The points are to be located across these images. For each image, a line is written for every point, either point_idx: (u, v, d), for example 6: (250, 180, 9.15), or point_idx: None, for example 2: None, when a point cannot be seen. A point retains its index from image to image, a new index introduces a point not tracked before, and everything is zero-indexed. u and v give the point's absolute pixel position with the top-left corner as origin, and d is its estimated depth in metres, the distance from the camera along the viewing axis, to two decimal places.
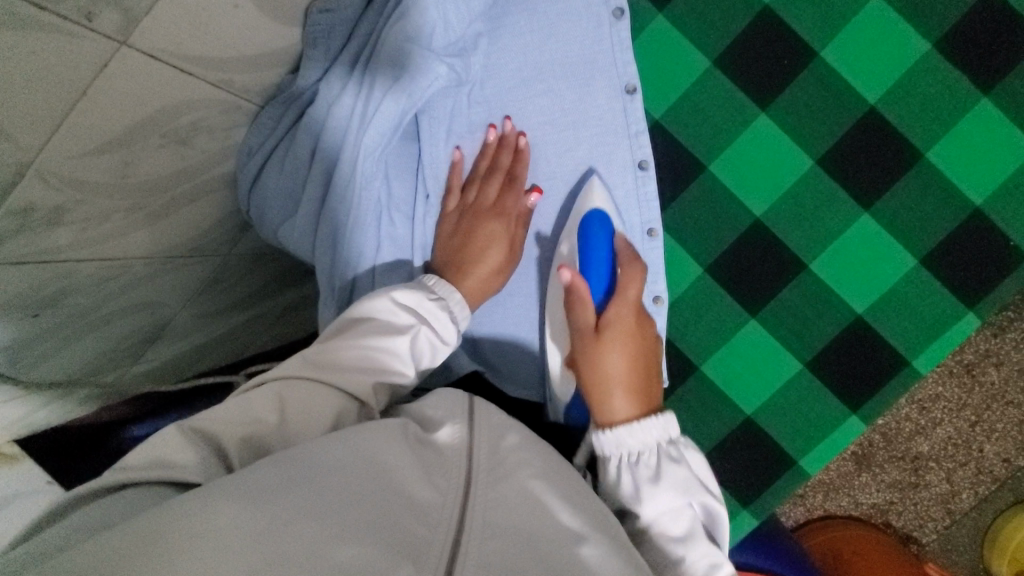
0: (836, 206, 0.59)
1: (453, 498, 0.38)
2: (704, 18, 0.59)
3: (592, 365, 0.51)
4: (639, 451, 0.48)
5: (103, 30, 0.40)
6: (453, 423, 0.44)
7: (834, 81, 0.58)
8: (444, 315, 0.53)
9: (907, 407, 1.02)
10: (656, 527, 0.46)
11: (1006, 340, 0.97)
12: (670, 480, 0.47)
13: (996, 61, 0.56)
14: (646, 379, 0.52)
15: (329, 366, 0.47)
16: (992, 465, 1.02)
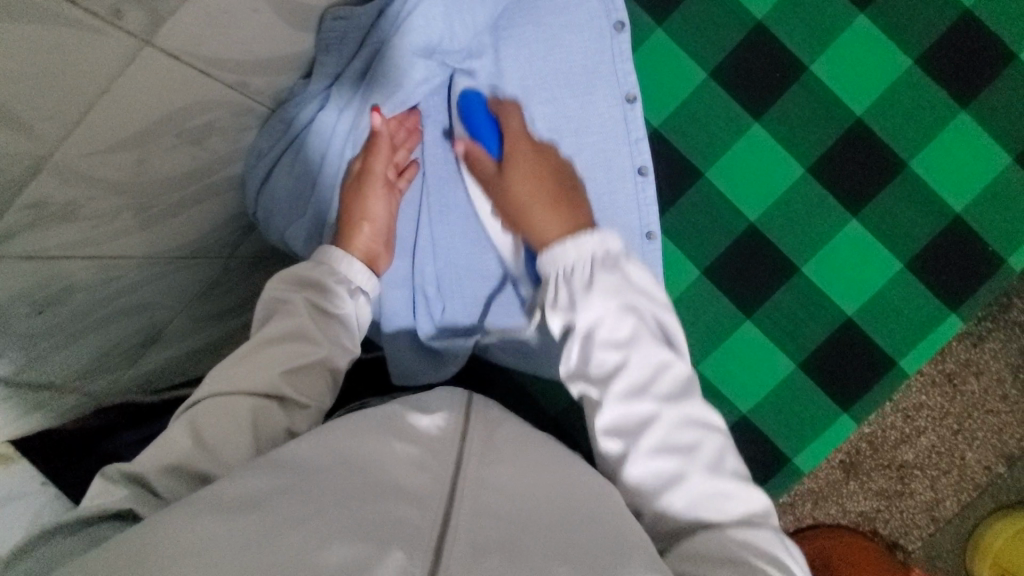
0: (827, 212, 0.62)
1: (443, 481, 0.40)
2: (700, 32, 0.62)
3: (506, 190, 0.56)
4: (573, 267, 0.52)
5: (130, 29, 0.41)
6: (444, 414, 0.47)
7: (823, 93, 0.61)
8: (335, 287, 0.59)
9: (893, 415, 1.04)
10: (614, 367, 0.49)
11: (985, 348, 1.01)
12: (603, 286, 0.50)
13: (974, 78, 0.60)
14: (555, 190, 0.56)
15: (240, 374, 0.52)
16: (973, 473, 1.05)
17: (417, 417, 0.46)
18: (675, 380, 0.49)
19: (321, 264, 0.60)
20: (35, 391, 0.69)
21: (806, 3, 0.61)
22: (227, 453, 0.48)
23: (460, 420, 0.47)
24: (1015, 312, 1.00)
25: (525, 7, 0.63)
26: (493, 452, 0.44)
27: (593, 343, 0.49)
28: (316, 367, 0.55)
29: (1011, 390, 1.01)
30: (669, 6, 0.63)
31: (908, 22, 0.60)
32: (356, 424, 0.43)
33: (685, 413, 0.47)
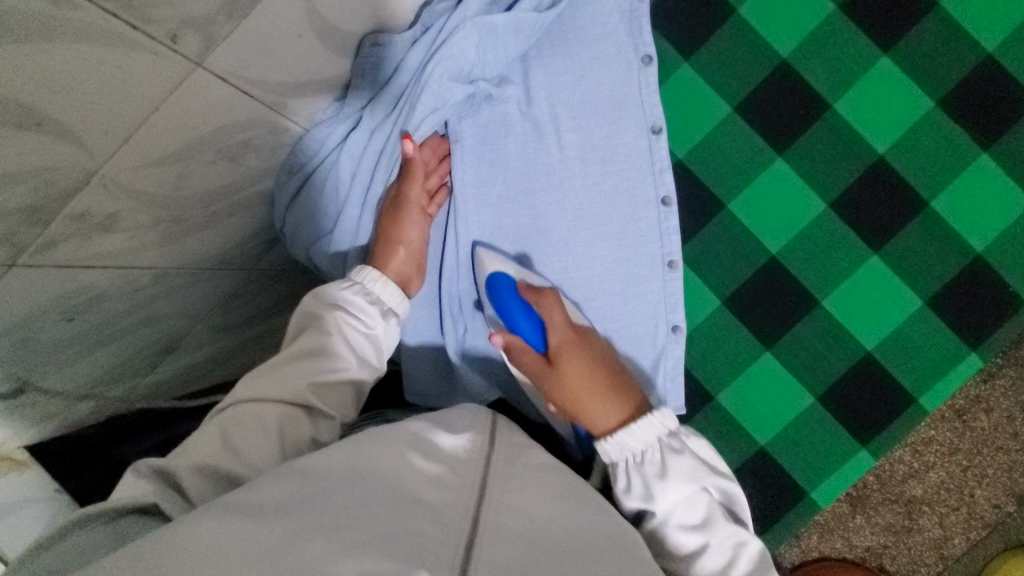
0: (848, 247, 0.63)
1: (466, 503, 0.40)
2: (726, 68, 0.64)
3: (559, 386, 0.55)
4: (641, 452, 0.52)
5: (185, 52, 0.43)
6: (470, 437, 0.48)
7: (845, 131, 0.62)
8: (363, 303, 0.59)
9: (902, 451, 1.04)
10: (695, 549, 0.50)
11: (995, 385, 1.01)
12: (677, 472, 0.50)
13: (994, 121, 0.61)
14: (606, 384, 0.55)
15: (271, 383, 0.53)
16: (982, 511, 1.04)
17: (438, 435, 0.47)
18: (750, 556, 0.49)
19: (354, 282, 0.60)
20: (56, 396, 0.70)
21: (830, 44, 0.62)
22: (255, 454, 0.50)
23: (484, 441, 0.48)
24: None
25: (555, 36, 0.64)
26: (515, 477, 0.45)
27: (640, 475, 0.51)
28: (341, 384, 0.56)
29: (1022, 429, 1.01)
30: (696, 41, 0.64)
31: (930, 65, 0.62)
32: (379, 437, 0.45)
33: (730, 530, 0.50)
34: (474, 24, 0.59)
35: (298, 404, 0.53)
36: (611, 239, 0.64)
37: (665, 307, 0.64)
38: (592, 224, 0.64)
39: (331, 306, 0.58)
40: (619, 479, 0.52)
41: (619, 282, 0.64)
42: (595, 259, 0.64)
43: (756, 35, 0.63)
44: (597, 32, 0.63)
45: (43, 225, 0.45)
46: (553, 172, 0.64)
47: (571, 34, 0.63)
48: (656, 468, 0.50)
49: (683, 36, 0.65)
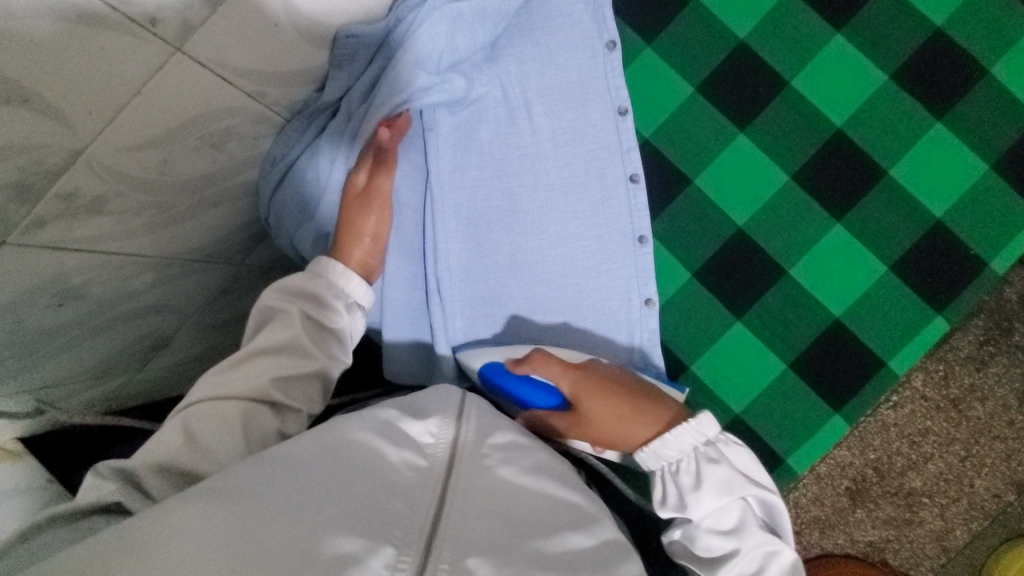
0: (810, 217, 0.65)
1: (434, 486, 0.45)
2: (688, 51, 0.67)
3: (593, 427, 0.58)
4: (677, 461, 0.56)
5: (164, 36, 0.46)
6: (444, 421, 0.51)
7: (804, 106, 0.65)
8: (331, 298, 0.60)
9: (900, 443, 1.03)
10: (725, 551, 0.52)
11: (989, 373, 1.01)
12: (711, 481, 0.53)
13: (946, 92, 0.64)
14: (627, 399, 0.59)
15: (231, 379, 0.54)
16: (982, 501, 1.04)
17: (409, 424, 0.50)
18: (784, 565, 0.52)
19: (319, 276, 0.61)
20: (49, 387, 0.72)
21: (785, 24, 0.65)
22: (225, 448, 0.51)
23: (454, 424, 0.51)
24: (1014, 336, 1.01)
25: (525, 27, 0.67)
26: (485, 458, 0.49)
27: (699, 528, 0.54)
28: (306, 377, 0.58)
29: (1017, 416, 1.01)
30: (658, 27, 0.68)
31: (882, 41, 0.64)
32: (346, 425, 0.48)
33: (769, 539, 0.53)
34: (443, 12, 0.62)
35: (263, 397, 0.54)
36: (584, 218, 0.67)
37: (638, 282, 0.67)
38: (565, 203, 0.67)
39: (294, 300, 0.59)
40: (657, 488, 0.56)
41: (593, 259, 0.67)
42: (568, 237, 0.67)
43: (714, 18, 0.66)
44: (564, 22, 0.67)
45: (32, 203, 0.48)
46: (526, 155, 0.67)
47: (540, 24, 0.67)
48: (691, 480, 0.54)
49: (645, 22, 0.68)
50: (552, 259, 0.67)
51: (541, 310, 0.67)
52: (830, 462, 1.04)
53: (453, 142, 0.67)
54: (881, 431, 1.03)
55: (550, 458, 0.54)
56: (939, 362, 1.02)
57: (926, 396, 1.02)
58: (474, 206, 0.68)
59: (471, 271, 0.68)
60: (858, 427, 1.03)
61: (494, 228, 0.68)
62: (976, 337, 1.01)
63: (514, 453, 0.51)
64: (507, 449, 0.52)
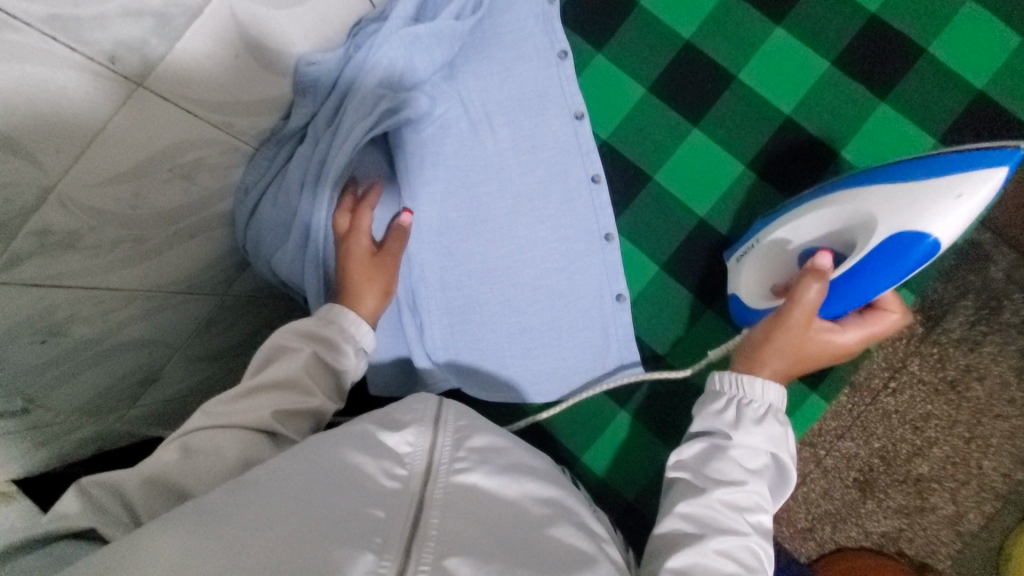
0: (768, 202, 0.67)
1: (414, 491, 0.46)
2: (636, 54, 0.69)
3: (776, 342, 0.59)
4: (752, 399, 0.58)
5: (125, 72, 0.48)
6: (418, 426, 0.51)
7: (752, 97, 0.67)
8: (342, 344, 0.63)
9: (903, 428, 1.04)
10: (734, 481, 0.55)
11: (984, 352, 1.01)
12: (770, 429, 0.57)
13: (888, 73, 0.66)
14: (793, 368, 0.60)
15: (235, 411, 0.56)
16: (993, 482, 1.02)
17: (386, 434, 0.50)
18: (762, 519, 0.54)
19: (330, 322, 0.64)
20: (39, 426, 0.72)
21: (726, 22, 0.68)
22: (214, 470, 0.52)
23: (430, 431, 0.51)
24: (1006, 314, 1.01)
25: (480, 43, 0.69)
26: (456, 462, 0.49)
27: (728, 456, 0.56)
28: (306, 413, 0.58)
29: (1018, 394, 1.01)
30: (606, 34, 0.70)
31: (820, 30, 0.67)
32: (323, 439, 0.48)
33: (767, 498, 0.55)
34: (398, 35, 0.65)
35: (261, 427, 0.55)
36: (550, 220, 0.68)
37: (607, 279, 0.68)
38: (531, 208, 0.69)
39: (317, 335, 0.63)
40: (718, 403, 0.60)
41: (562, 260, 0.68)
42: (536, 240, 0.68)
43: (658, 22, 0.69)
44: (517, 37, 0.69)
45: (8, 241, 0.49)
46: (490, 165, 0.69)
47: (494, 40, 0.69)
48: (757, 413, 0.57)
49: (593, 30, 0.71)
50: (522, 262, 0.68)
51: (515, 312, 0.69)
52: (835, 454, 1.04)
53: (418, 159, 0.68)
54: (883, 419, 1.03)
55: (527, 456, 0.55)
56: (933, 345, 1.02)
57: (923, 379, 1.03)
58: (444, 218, 0.69)
59: (444, 281, 0.70)
60: (860, 417, 1.04)
61: (464, 237, 0.69)
62: (967, 318, 1.01)
63: (491, 454, 0.52)
64: (484, 451, 0.52)
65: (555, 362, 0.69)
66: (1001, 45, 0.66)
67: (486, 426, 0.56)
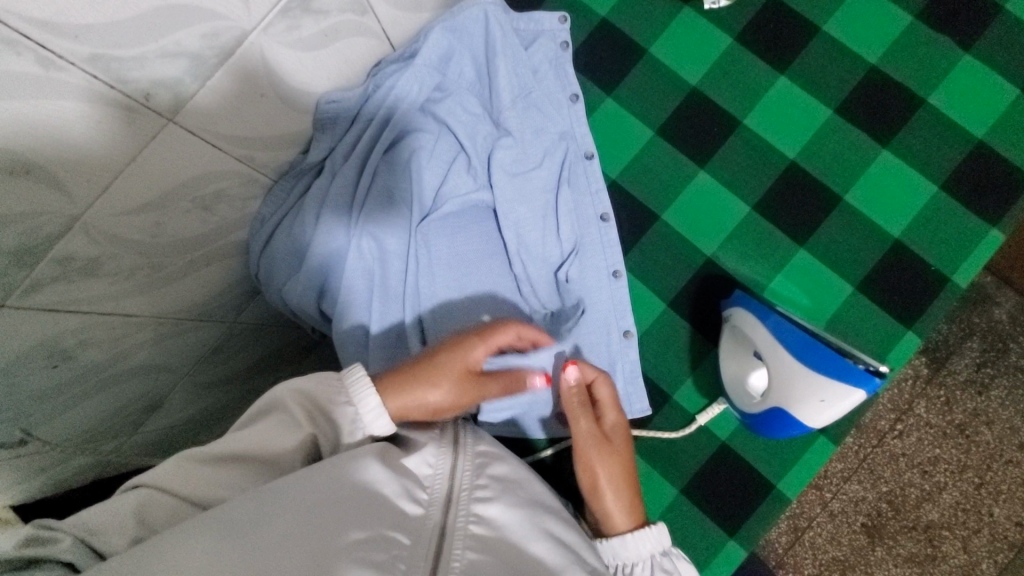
0: (774, 244, 0.68)
1: (435, 519, 0.45)
2: (645, 99, 0.72)
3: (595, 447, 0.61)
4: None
5: (157, 109, 0.51)
6: (441, 451, 0.51)
7: (758, 143, 0.70)
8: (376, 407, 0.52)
9: (911, 473, 1.02)
10: None
11: (991, 397, 1.01)
12: None
13: (889, 121, 0.69)
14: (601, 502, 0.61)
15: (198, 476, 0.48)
16: (1005, 531, 1.00)
17: (407, 458, 0.50)
18: None
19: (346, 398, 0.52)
20: (41, 451, 0.72)
21: (732, 71, 0.71)
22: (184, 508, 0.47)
23: (451, 453, 0.52)
24: (1014, 358, 1.02)
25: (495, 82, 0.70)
26: (479, 489, 0.49)
27: None
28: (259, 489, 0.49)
29: None
30: (616, 78, 0.73)
31: (822, 80, 0.70)
32: (343, 455, 0.47)
33: None
34: (419, 72, 0.68)
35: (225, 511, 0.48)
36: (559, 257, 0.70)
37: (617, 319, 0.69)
38: (544, 246, 0.70)
39: (291, 400, 0.51)
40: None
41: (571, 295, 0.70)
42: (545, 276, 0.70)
43: (666, 69, 0.72)
44: (533, 81, 0.71)
45: (32, 266, 0.50)
46: (506, 204, 0.70)
47: (511, 80, 0.70)
48: None
49: (604, 75, 0.73)
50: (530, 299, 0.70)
51: None
52: (841, 497, 1.02)
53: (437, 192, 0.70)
54: (890, 462, 1.02)
55: (544, 490, 0.54)
56: (940, 387, 1.03)
57: (931, 422, 1.02)
58: (456, 251, 0.71)
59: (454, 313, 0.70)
60: (867, 459, 1.03)
61: (474, 269, 0.71)
62: (972, 360, 1.02)
63: (512, 485, 0.51)
64: (505, 481, 0.51)
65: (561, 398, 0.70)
66: (998, 97, 0.68)
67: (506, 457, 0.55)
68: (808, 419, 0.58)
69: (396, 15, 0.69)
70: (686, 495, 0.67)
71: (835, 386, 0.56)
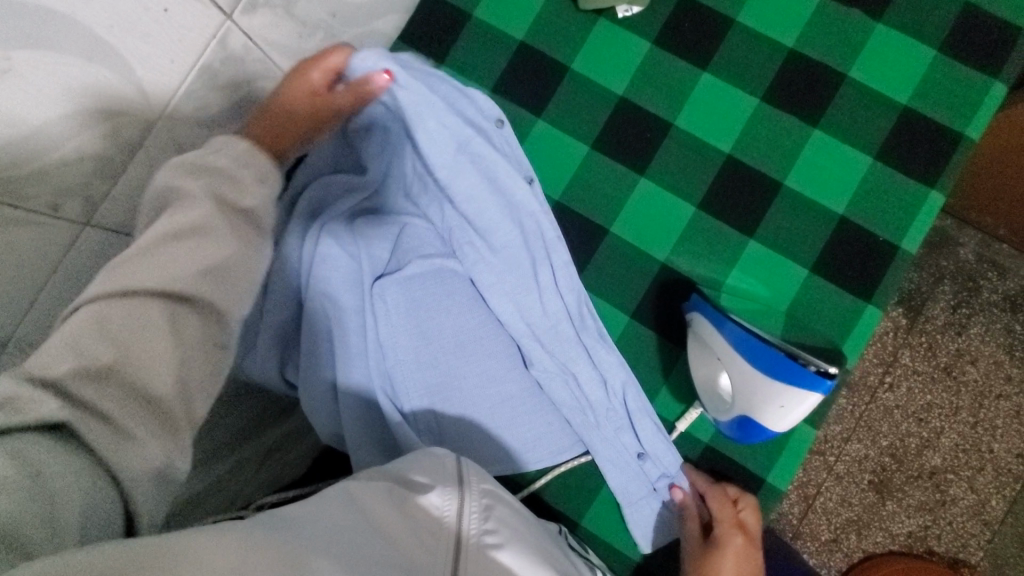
0: (725, 239, 0.68)
1: (445, 555, 0.43)
2: (575, 117, 0.72)
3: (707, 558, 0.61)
4: None
5: (70, 215, 0.49)
6: (445, 490, 0.49)
7: (693, 141, 0.70)
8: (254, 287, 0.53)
9: (908, 423, 1.03)
10: None
11: (971, 334, 1.03)
12: None
13: (817, 101, 0.69)
14: None
15: (146, 266, 0.44)
16: (1007, 464, 1.01)
17: (415, 496, 0.47)
18: None
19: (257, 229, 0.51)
20: None
21: (655, 75, 0.71)
22: None
23: (457, 494, 0.50)
24: (985, 295, 1.03)
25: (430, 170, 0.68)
26: (484, 538, 0.48)
27: None
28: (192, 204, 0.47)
29: (1013, 370, 1.02)
30: (545, 98, 0.72)
31: (745, 70, 0.70)
32: (356, 490, 0.47)
33: None
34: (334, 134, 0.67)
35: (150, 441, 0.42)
36: (518, 296, 0.70)
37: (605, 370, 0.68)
38: (520, 310, 0.70)
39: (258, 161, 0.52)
40: None
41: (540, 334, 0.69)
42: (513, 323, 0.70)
43: (592, 83, 0.72)
44: (471, 159, 0.68)
45: None
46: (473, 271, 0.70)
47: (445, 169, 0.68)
48: None
49: (531, 96, 0.73)
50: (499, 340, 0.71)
51: (494, 383, 0.70)
52: (845, 459, 1.03)
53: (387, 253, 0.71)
54: (885, 416, 1.03)
55: (536, 535, 0.54)
56: (921, 334, 1.04)
57: (917, 371, 1.03)
58: (411, 296, 0.71)
59: (422, 362, 0.70)
60: (863, 418, 1.03)
61: (435, 312, 0.71)
62: (947, 304, 1.04)
63: (512, 532, 0.51)
64: (503, 527, 0.51)
65: (541, 428, 0.70)
66: (916, 60, 0.69)
67: (500, 492, 0.56)
68: (774, 424, 0.60)
69: None
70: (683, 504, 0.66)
71: (789, 391, 0.58)
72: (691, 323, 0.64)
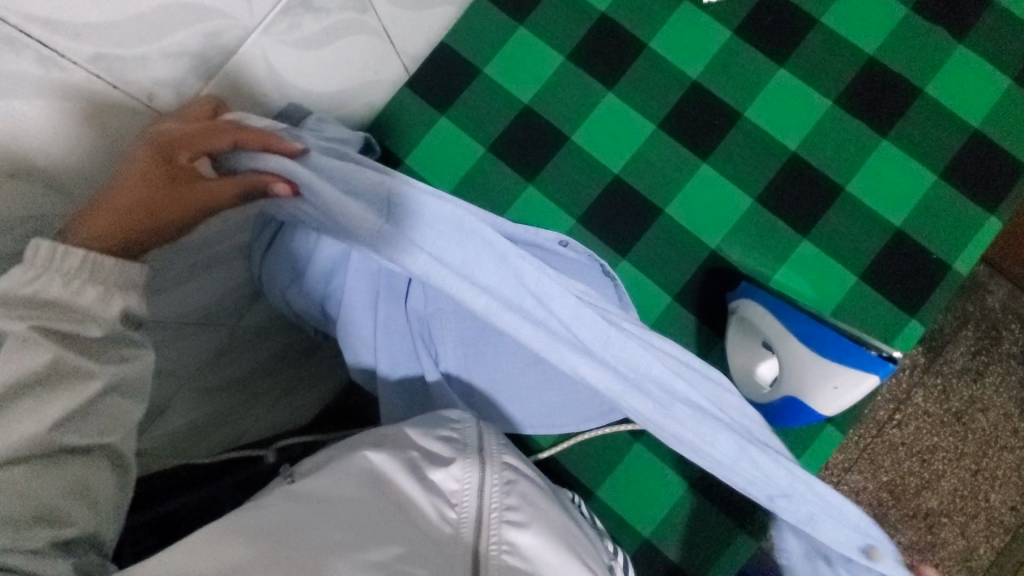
0: (776, 236, 0.68)
1: (468, 541, 0.47)
2: (644, 95, 0.72)
3: None
4: None
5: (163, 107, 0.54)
6: (465, 465, 0.53)
7: (759, 135, 0.70)
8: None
9: (911, 461, 1.03)
10: None
11: (986, 383, 1.03)
12: None
13: (889, 112, 0.69)
14: None
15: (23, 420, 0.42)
16: (1001, 515, 1.01)
17: (432, 470, 0.52)
18: None
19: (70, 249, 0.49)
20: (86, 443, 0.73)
21: (732, 64, 0.71)
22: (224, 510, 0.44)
23: (478, 467, 0.53)
24: (1006, 345, 1.03)
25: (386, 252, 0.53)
26: (504, 514, 0.50)
27: None
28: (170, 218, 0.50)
29: (1021, 424, 1.02)
30: (618, 73, 0.73)
31: (821, 72, 0.70)
32: (379, 465, 0.51)
33: None
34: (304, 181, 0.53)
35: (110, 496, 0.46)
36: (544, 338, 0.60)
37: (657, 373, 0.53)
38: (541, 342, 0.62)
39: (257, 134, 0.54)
40: None
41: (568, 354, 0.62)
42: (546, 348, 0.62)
43: (668, 64, 0.72)
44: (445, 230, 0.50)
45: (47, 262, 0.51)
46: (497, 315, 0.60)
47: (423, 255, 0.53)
48: None
49: (605, 70, 0.73)
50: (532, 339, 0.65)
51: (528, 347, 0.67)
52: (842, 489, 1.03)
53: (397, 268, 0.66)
54: (890, 451, 1.03)
55: (554, 502, 0.56)
56: (937, 376, 1.04)
57: (928, 411, 1.03)
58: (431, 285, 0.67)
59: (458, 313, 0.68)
60: (867, 450, 1.03)
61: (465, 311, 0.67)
62: (967, 348, 1.04)
63: (535, 506, 0.52)
64: (525, 506, 0.52)
65: (571, 392, 0.67)
66: (993, 85, 0.69)
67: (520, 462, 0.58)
68: (825, 405, 0.60)
69: (399, 14, 0.68)
70: (697, 489, 0.67)
71: (849, 373, 0.58)
72: (731, 320, 0.65)
